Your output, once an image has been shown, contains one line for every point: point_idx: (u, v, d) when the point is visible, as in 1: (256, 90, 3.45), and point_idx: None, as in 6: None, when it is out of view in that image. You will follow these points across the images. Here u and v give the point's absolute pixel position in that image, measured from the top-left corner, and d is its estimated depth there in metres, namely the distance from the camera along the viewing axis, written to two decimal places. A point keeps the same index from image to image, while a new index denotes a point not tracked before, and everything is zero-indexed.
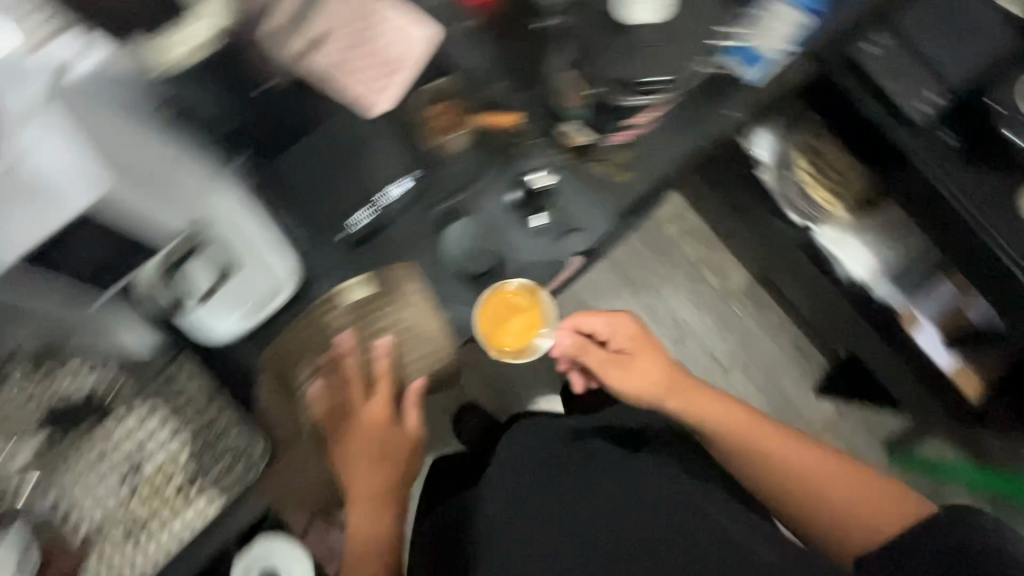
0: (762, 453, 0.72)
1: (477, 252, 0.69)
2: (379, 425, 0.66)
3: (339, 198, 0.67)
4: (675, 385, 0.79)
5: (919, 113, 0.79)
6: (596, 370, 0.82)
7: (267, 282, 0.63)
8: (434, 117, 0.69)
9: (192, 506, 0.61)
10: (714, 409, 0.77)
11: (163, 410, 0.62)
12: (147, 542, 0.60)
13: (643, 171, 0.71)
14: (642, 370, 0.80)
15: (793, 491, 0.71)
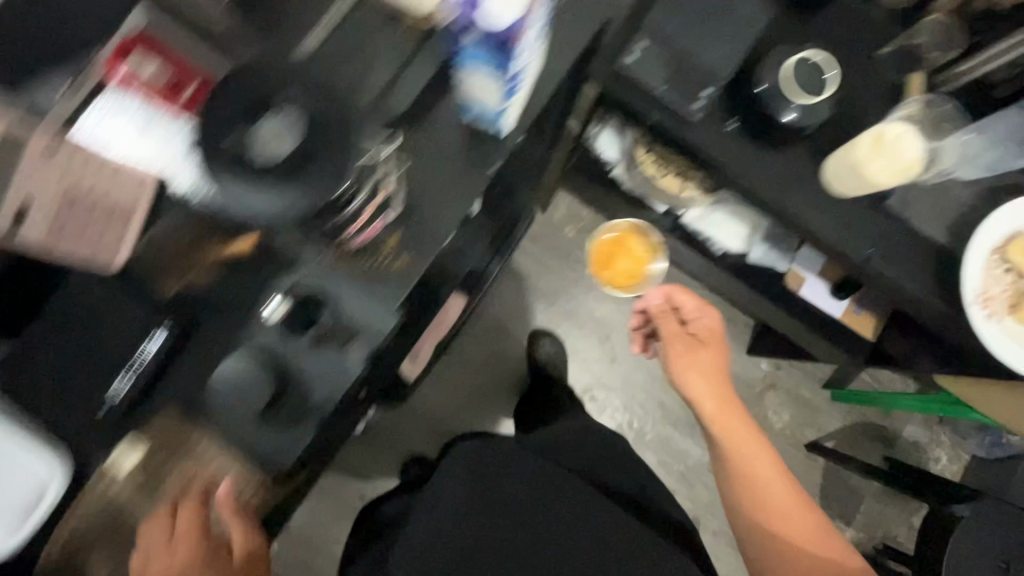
0: (738, 465, 0.92)
1: (251, 389, 0.62)
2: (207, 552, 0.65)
3: (97, 369, 0.63)
4: (712, 392, 1.00)
5: (696, 112, 0.78)
6: (677, 349, 1.06)
7: (31, 485, 0.59)
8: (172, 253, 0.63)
9: None
10: (734, 426, 0.96)
11: None
12: None
13: (416, 255, 0.66)
14: (693, 373, 1.02)
15: (751, 496, 0.89)
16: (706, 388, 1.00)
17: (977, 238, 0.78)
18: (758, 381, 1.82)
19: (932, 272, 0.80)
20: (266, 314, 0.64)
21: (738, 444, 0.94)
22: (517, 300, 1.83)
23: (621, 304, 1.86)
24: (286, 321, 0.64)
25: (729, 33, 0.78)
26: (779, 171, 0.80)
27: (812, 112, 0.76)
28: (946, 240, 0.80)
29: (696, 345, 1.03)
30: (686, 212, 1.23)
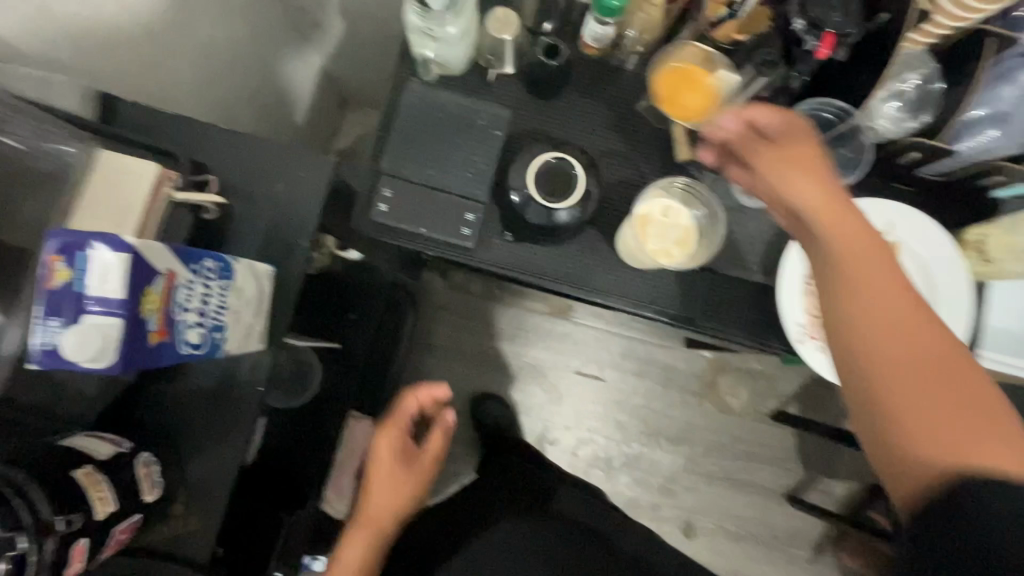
0: (908, 328, 0.47)
1: None
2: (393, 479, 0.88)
3: None
4: (832, 199, 0.51)
5: (463, 236, 0.74)
6: (773, 138, 0.55)
7: None
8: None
9: None
10: (884, 260, 0.49)
11: None
12: None
13: (205, 511, 0.64)
14: (851, 215, 0.51)
15: (886, 359, 0.47)
16: (813, 188, 0.52)
17: (787, 268, 0.74)
18: (705, 371, 1.77)
19: (758, 313, 0.77)
20: None
21: (872, 281, 0.48)
22: (443, 373, 1.76)
23: (549, 340, 1.77)
24: None
25: (475, 148, 0.74)
26: (573, 266, 0.76)
27: (583, 205, 0.72)
28: (762, 275, 0.77)
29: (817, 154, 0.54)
30: None
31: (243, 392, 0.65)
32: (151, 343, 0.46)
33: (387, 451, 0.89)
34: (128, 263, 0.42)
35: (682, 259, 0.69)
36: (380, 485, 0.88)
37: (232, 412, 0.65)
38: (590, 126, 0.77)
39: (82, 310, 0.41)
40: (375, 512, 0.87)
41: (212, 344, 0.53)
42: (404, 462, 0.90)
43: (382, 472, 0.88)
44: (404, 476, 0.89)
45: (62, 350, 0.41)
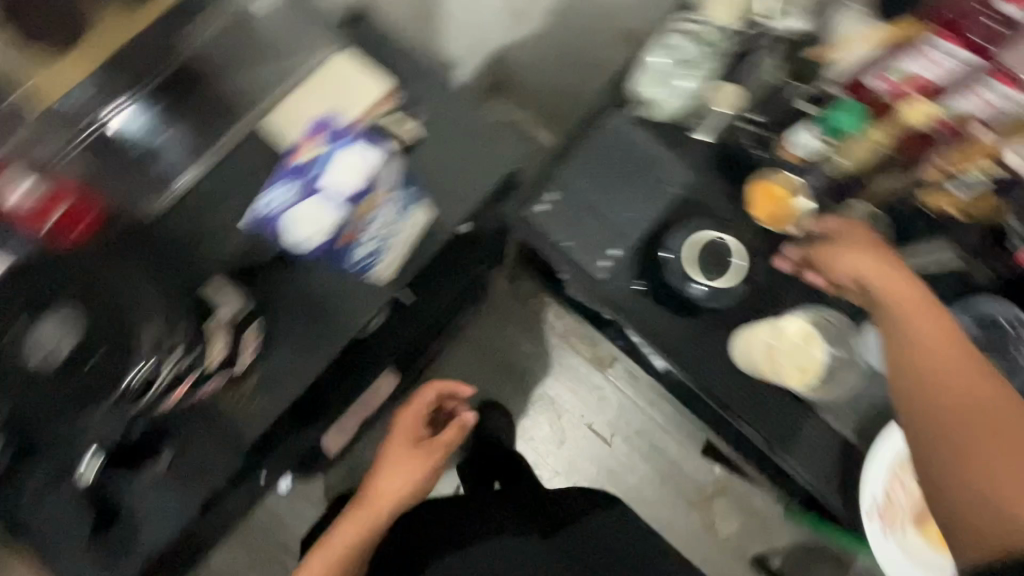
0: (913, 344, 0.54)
1: (75, 522, 0.62)
2: (407, 449, 0.85)
3: None
4: (881, 269, 0.59)
5: (602, 269, 0.76)
6: (842, 234, 0.65)
7: None
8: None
9: None
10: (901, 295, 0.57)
11: None
12: None
13: (269, 402, 0.64)
14: (905, 283, 0.58)
15: (943, 403, 0.49)
16: (872, 265, 0.60)
17: (889, 440, 0.71)
18: (710, 486, 1.70)
19: (835, 470, 0.75)
20: (82, 470, 0.61)
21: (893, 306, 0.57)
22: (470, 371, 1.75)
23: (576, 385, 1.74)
24: (113, 468, 0.62)
25: (642, 193, 0.76)
26: (685, 343, 0.76)
27: (723, 293, 0.72)
28: (855, 435, 0.75)
29: (879, 245, 0.62)
30: None
31: (346, 313, 0.65)
32: (342, 240, 0.62)
33: (405, 424, 0.89)
34: (369, 170, 0.62)
35: (798, 386, 0.71)
36: (389, 471, 0.82)
37: (329, 328, 0.64)
38: (756, 223, 0.77)
39: (316, 190, 0.61)
40: (379, 495, 0.80)
41: (355, 274, 0.64)
42: (419, 444, 0.86)
43: (394, 456, 0.84)
44: (422, 458, 0.84)
45: (288, 242, 0.63)
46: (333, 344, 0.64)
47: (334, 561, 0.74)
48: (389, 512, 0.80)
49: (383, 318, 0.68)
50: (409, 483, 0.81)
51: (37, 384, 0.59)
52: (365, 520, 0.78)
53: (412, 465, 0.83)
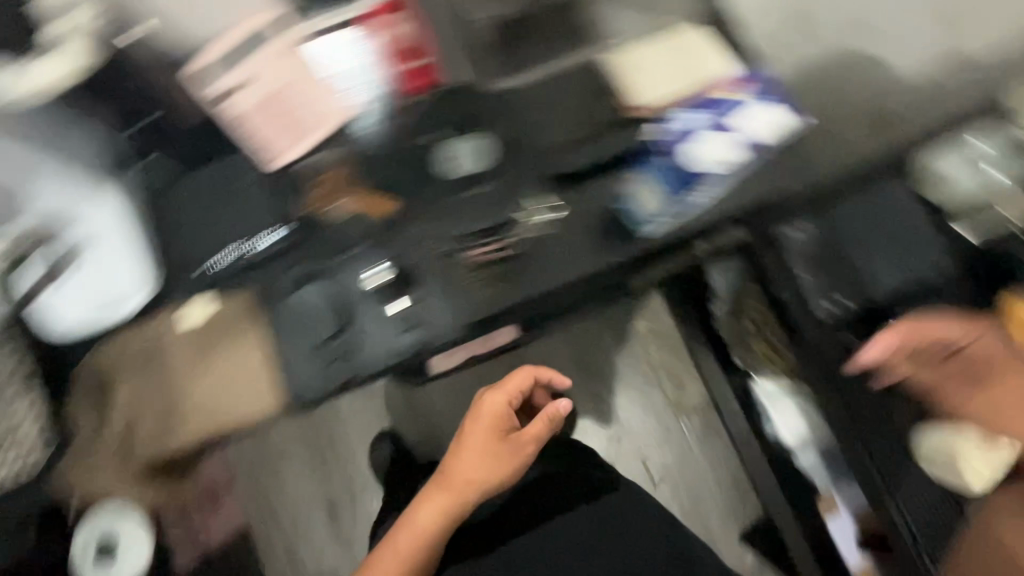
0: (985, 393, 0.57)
1: (316, 317, 0.69)
2: (492, 438, 0.77)
3: (211, 234, 0.70)
4: None
5: (827, 314, 0.64)
6: None
7: (129, 283, 0.68)
8: (313, 186, 0.71)
9: None
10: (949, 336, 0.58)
11: None
12: None
13: (517, 292, 0.68)
14: None
15: None
16: None
17: None
18: None
19: None
20: (366, 277, 0.69)
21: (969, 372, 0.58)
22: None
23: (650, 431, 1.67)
24: (377, 289, 0.69)
25: None
26: None
27: None
28: None
29: None
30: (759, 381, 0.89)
31: (605, 248, 0.68)
32: (706, 167, 0.64)
33: (489, 407, 0.78)
34: (774, 137, 0.66)
35: None
36: (469, 456, 0.76)
37: (587, 255, 0.68)
38: None
39: (727, 123, 0.65)
40: (463, 483, 0.74)
41: (673, 205, 0.67)
42: (504, 435, 0.78)
43: (476, 448, 0.76)
44: (507, 453, 0.76)
45: (685, 152, 0.65)
46: (587, 266, 0.68)
47: (414, 540, 0.72)
48: (467, 506, 0.74)
49: (592, 276, 0.69)
50: (493, 479, 0.75)
51: (364, 189, 0.71)
52: (450, 504, 0.74)
53: (499, 457, 0.76)
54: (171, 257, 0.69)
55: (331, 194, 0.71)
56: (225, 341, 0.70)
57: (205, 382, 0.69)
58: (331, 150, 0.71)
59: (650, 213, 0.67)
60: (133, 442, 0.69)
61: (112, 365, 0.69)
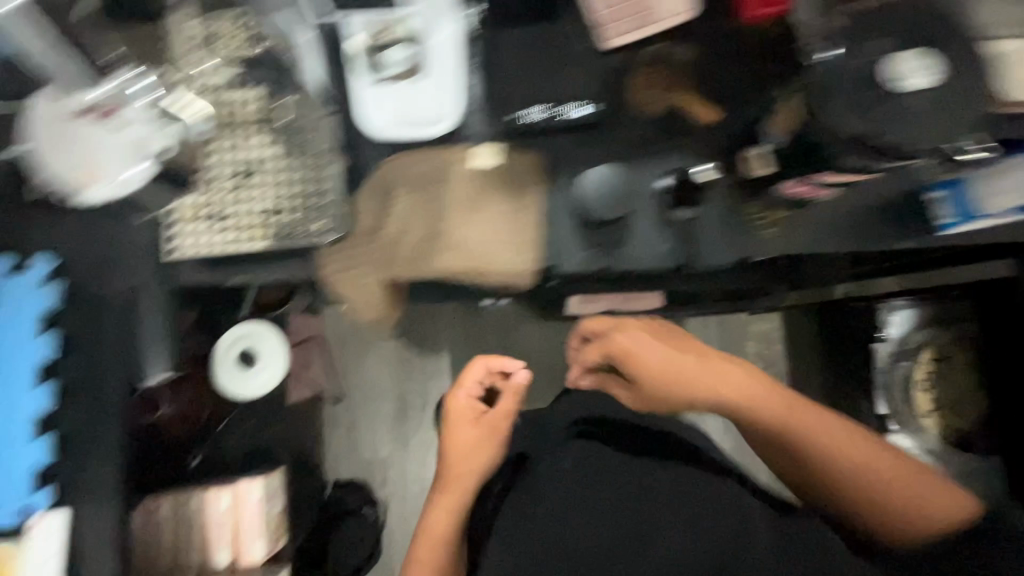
0: (846, 473, 0.62)
1: (605, 199, 0.69)
2: (473, 427, 0.80)
3: (527, 87, 0.70)
4: None
5: None
6: None
7: (435, 109, 0.68)
8: (646, 73, 0.70)
9: (267, 200, 0.67)
10: (768, 399, 0.67)
11: (282, 154, 0.67)
12: (235, 230, 0.66)
13: (784, 241, 0.70)
14: None
15: None
16: None
17: None
18: None
19: None
20: (668, 181, 0.69)
21: (749, 417, 0.67)
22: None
23: None
24: (671, 194, 0.69)
25: None
26: None
27: None
28: None
29: None
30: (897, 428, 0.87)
31: (894, 236, 0.67)
32: None
33: (462, 414, 0.81)
34: None
35: None
36: (467, 430, 0.80)
37: (865, 245, 0.68)
38: None
39: None
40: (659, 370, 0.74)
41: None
42: (478, 417, 0.81)
43: (624, 340, 0.77)
44: (493, 437, 0.80)
45: None
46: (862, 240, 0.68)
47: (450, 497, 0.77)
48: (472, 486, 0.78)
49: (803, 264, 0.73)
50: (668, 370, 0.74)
51: (692, 91, 0.69)
52: (461, 492, 0.77)
53: (494, 436, 0.80)
54: (493, 101, 0.71)
55: (660, 89, 0.70)
56: (510, 190, 0.71)
57: (479, 223, 0.71)
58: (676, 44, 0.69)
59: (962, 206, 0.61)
60: (396, 258, 0.71)
61: (402, 173, 0.70)
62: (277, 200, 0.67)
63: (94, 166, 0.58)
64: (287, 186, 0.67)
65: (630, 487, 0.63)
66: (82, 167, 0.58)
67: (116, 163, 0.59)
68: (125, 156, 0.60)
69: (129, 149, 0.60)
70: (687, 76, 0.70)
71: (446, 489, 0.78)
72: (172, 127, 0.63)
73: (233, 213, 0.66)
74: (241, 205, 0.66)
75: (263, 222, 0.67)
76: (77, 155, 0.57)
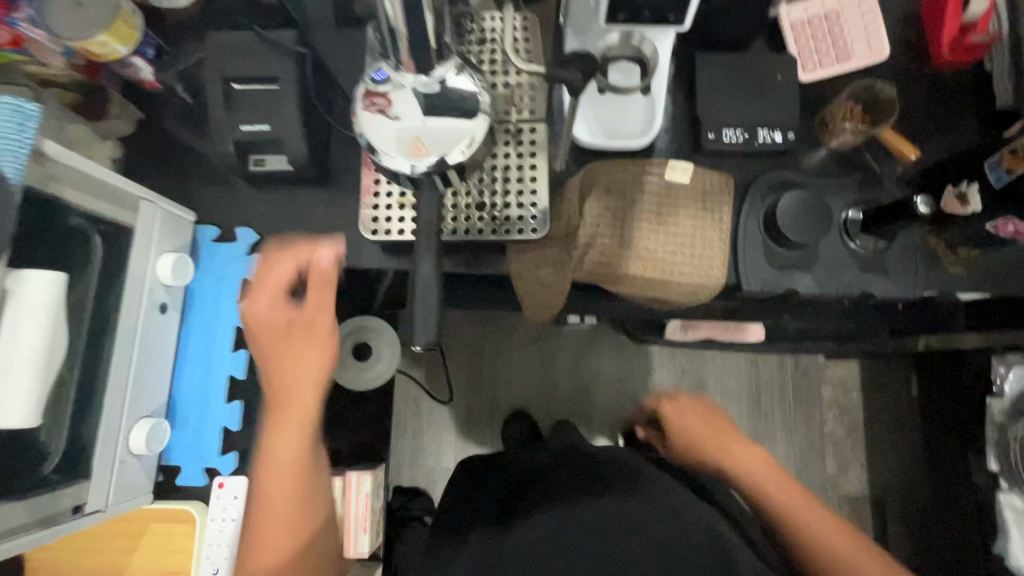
0: (840, 568, 0.76)
1: (802, 222, 0.70)
2: (302, 354, 0.64)
3: (725, 109, 0.74)
4: None
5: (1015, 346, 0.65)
6: None
7: (639, 124, 0.72)
8: (845, 105, 0.73)
9: (489, 192, 0.70)
10: (804, 506, 0.81)
11: (505, 151, 0.70)
12: (458, 218, 0.70)
13: (977, 279, 0.71)
14: None
15: None
16: None
17: None
18: None
19: None
20: (853, 214, 0.72)
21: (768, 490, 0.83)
22: (767, 396, 1.62)
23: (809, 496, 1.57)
24: (856, 225, 0.72)
25: None
26: None
27: None
28: None
29: None
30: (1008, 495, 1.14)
31: None
32: None
33: (258, 314, 0.63)
34: None
35: None
36: (282, 345, 0.64)
37: None
38: None
39: None
40: (715, 446, 0.90)
41: None
42: (288, 329, 0.63)
43: (692, 432, 0.93)
44: (309, 343, 0.64)
45: None
46: None
47: (296, 414, 0.65)
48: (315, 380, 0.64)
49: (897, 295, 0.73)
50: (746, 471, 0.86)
51: (889, 128, 0.72)
52: (295, 424, 0.65)
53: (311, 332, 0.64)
54: (690, 122, 0.76)
55: (858, 121, 0.72)
56: (702, 206, 0.74)
57: (666, 236, 0.73)
58: (875, 82, 0.73)
59: None
60: (584, 260, 0.74)
61: (600, 181, 0.74)
62: (491, 192, 0.70)
63: (410, 143, 0.54)
64: (499, 181, 0.70)
65: (633, 522, 0.75)
66: (402, 144, 0.54)
67: (430, 149, 0.54)
68: (433, 138, 0.54)
69: (440, 139, 0.54)
70: (883, 112, 0.73)
71: (290, 405, 0.64)
72: (468, 120, 0.55)
73: (450, 202, 0.70)
74: (467, 198, 0.70)
75: (476, 213, 0.70)
76: (406, 130, 0.54)
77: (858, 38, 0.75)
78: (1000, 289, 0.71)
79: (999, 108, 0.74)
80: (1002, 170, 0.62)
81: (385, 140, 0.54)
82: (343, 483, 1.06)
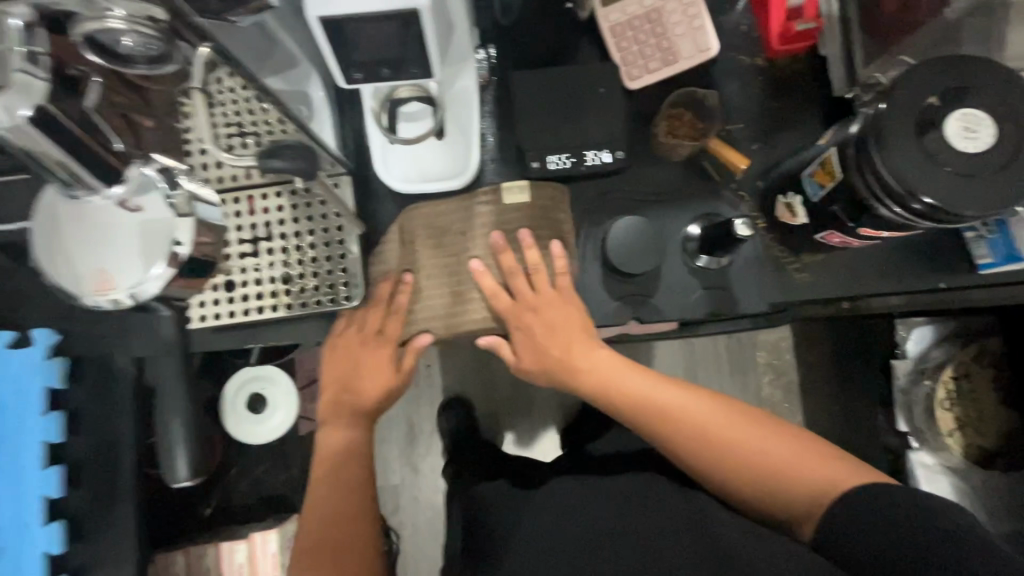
0: (656, 420, 0.67)
1: (635, 251, 0.66)
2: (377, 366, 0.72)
3: (546, 131, 0.67)
4: None
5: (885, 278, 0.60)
6: None
7: (455, 163, 0.66)
8: (668, 118, 0.69)
9: (287, 262, 0.64)
10: (621, 371, 0.70)
11: (297, 211, 0.64)
12: (254, 295, 0.64)
13: (822, 286, 0.68)
14: None
15: (725, 459, 0.64)
16: None
17: None
18: None
19: None
20: (691, 232, 0.68)
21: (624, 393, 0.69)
22: None
23: None
24: (692, 243, 0.68)
25: None
26: None
27: None
28: None
29: None
30: (918, 452, 1.09)
31: (923, 276, 0.67)
32: None
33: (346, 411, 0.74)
34: None
35: None
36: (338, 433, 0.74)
37: (897, 285, 0.68)
38: None
39: None
40: (557, 346, 0.70)
41: None
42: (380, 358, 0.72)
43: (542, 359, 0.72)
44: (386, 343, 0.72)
45: None
46: (894, 280, 0.67)
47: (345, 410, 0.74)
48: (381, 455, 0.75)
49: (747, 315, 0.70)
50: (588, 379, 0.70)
51: (713, 141, 0.68)
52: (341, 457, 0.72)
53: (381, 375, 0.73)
54: (517, 149, 0.70)
55: (683, 135, 0.69)
56: (529, 239, 0.69)
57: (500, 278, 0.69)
58: (697, 89, 0.69)
59: (978, 254, 0.65)
60: (417, 311, 0.69)
61: (416, 230, 0.67)
62: (296, 261, 0.64)
63: (111, 265, 0.44)
64: (304, 249, 0.64)
65: (590, 512, 0.66)
66: (101, 267, 0.44)
67: (137, 269, 0.44)
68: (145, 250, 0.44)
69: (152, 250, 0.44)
70: (711, 119, 0.68)
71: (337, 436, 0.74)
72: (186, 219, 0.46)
73: (246, 279, 0.64)
74: (261, 271, 0.64)
75: (279, 286, 0.64)
76: (94, 257, 0.44)
77: (683, 36, 0.68)
78: (846, 293, 0.68)
79: (836, 96, 0.69)
80: (817, 185, 0.56)
81: (72, 273, 0.44)
82: (249, 548, 1.00)
